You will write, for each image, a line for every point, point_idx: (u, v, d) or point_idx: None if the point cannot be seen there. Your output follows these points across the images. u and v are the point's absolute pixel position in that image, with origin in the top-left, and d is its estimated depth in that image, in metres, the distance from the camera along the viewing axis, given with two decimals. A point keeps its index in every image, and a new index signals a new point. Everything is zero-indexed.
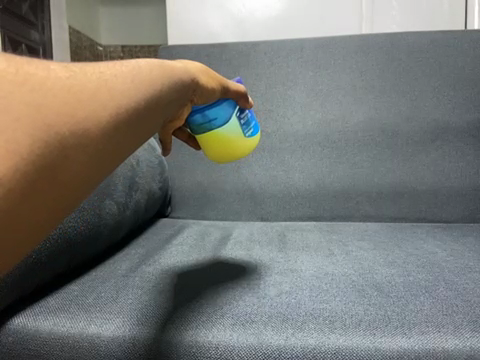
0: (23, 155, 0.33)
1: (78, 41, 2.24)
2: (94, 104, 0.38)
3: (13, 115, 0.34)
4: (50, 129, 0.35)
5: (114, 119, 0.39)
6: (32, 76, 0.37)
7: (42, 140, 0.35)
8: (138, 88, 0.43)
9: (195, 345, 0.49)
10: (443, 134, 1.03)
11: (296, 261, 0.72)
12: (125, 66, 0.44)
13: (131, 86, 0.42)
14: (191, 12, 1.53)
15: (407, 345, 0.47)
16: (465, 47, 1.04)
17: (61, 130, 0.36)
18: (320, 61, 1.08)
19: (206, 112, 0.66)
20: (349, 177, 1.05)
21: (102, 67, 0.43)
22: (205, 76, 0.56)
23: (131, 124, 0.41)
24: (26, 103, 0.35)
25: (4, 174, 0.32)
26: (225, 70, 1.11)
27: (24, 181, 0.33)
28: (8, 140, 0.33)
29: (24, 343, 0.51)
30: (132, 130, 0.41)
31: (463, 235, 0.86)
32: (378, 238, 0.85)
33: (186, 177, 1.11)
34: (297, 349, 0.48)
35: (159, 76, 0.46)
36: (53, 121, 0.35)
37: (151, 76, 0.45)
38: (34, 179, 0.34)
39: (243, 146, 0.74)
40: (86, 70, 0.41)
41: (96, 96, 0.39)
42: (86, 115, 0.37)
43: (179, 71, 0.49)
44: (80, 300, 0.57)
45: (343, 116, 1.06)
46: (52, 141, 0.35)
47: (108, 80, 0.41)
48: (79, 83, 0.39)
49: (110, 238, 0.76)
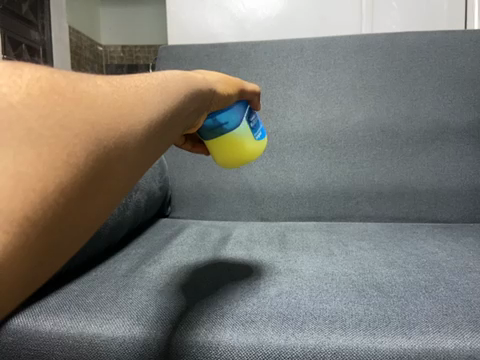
0: (79, 167, 0.33)
1: (78, 41, 2.25)
2: (133, 117, 0.37)
3: (71, 132, 0.34)
4: (100, 142, 0.34)
5: (150, 130, 0.38)
6: (83, 95, 0.36)
7: (93, 153, 0.34)
8: (166, 99, 0.42)
9: (195, 346, 0.49)
10: (443, 134, 1.03)
11: (296, 261, 0.72)
12: (154, 78, 0.43)
13: (161, 98, 0.41)
14: (192, 12, 1.53)
15: (407, 345, 0.47)
16: (464, 47, 1.04)
17: (108, 143, 0.35)
18: (320, 61, 1.08)
19: (217, 117, 0.66)
20: (349, 177, 1.05)
21: (135, 80, 0.42)
22: (221, 84, 0.55)
23: (163, 135, 0.40)
24: (81, 119, 0.35)
25: (65, 186, 0.32)
26: (225, 69, 1.11)
27: (78, 193, 0.32)
28: (68, 154, 0.33)
29: (25, 343, 0.51)
30: (163, 140, 0.40)
31: (462, 235, 0.86)
32: (378, 238, 0.85)
33: (187, 177, 1.11)
34: (297, 349, 0.48)
35: (183, 87, 0.45)
36: (102, 135, 0.35)
37: (176, 88, 0.44)
38: (87, 190, 0.33)
39: (252, 148, 0.74)
40: (123, 84, 0.40)
41: (136, 110, 0.38)
42: (127, 128, 0.36)
43: (199, 81, 0.49)
44: (80, 300, 0.57)
45: (343, 116, 1.06)
46: (102, 153, 0.34)
47: (144, 93, 0.40)
48: (119, 96, 0.38)
49: (110, 238, 0.75)
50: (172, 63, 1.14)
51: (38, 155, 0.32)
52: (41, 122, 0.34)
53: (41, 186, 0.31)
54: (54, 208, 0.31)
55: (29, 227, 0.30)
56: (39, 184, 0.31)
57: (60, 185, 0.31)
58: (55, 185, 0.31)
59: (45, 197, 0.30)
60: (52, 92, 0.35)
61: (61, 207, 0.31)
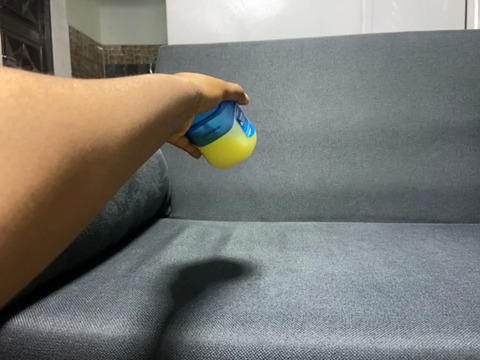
0: (53, 170, 0.32)
1: (78, 41, 2.26)
2: (113, 120, 0.37)
3: (44, 134, 0.33)
4: (76, 143, 0.34)
5: (130, 134, 0.38)
6: (58, 97, 0.36)
7: (69, 156, 0.33)
8: (148, 102, 0.41)
9: (195, 345, 0.49)
10: (443, 134, 1.03)
11: (296, 260, 0.72)
12: (136, 83, 0.42)
13: (143, 101, 0.40)
14: (192, 12, 1.53)
15: (407, 345, 0.47)
16: (464, 47, 1.04)
17: (84, 146, 0.34)
18: (320, 61, 1.08)
19: (209, 123, 0.67)
20: (349, 177, 1.05)
21: (117, 83, 0.41)
22: (207, 86, 0.55)
23: (145, 139, 0.39)
24: (55, 121, 0.34)
25: (37, 189, 0.32)
26: (224, 69, 1.11)
27: (51, 198, 0.32)
28: (40, 157, 0.32)
29: (24, 343, 0.51)
30: (145, 145, 0.39)
31: (462, 235, 0.86)
32: (378, 238, 0.85)
33: (187, 177, 1.11)
34: (297, 349, 0.48)
35: (169, 90, 0.44)
36: (79, 137, 0.34)
37: (161, 91, 0.43)
38: (61, 194, 0.33)
39: (245, 146, 0.75)
40: (102, 87, 0.39)
41: (115, 113, 0.37)
42: (106, 131, 0.36)
43: (186, 84, 0.48)
44: (80, 300, 0.57)
45: (343, 116, 1.06)
46: (78, 156, 0.34)
47: (125, 96, 0.39)
48: (98, 98, 0.37)
49: (110, 238, 0.75)
50: (172, 64, 1.14)
51: (8, 159, 0.32)
52: (11, 124, 0.33)
53: (10, 190, 0.31)
54: (25, 212, 0.31)
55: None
56: (9, 188, 0.31)
57: (31, 188, 0.31)
58: (26, 189, 0.31)
59: (15, 202, 0.31)
60: (24, 93, 0.35)
61: (32, 212, 0.31)
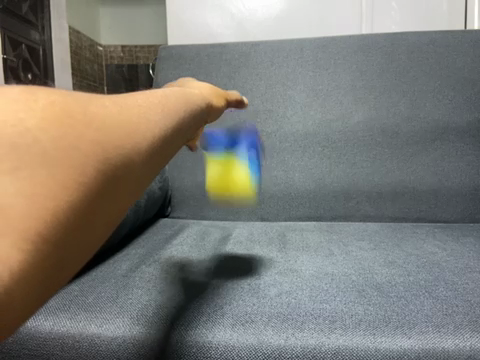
0: (89, 185, 0.30)
1: (78, 41, 2.28)
2: (139, 133, 0.35)
3: (81, 148, 0.30)
4: (111, 156, 0.32)
5: (154, 147, 0.36)
6: (91, 111, 0.33)
7: (101, 170, 0.31)
8: (167, 114, 0.39)
9: (195, 346, 0.48)
10: (443, 135, 1.03)
11: (296, 260, 0.72)
12: (154, 95, 0.41)
13: (162, 114, 0.39)
14: (190, 12, 1.54)
15: (407, 345, 0.47)
16: (464, 46, 1.04)
17: (117, 158, 0.32)
18: (320, 61, 1.08)
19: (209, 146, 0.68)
20: (348, 177, 1.05)
21: (138, 96, 0.39)
22: (213, 97, 0.54)
23: (165, 152, 0.37)
24: (91, 134, 0.31)
25: (73, 205, 0.28)
26: (225, 69, 1.11)
27: (86, 214, 0.29)
28: (79, 172, 0.29)
29: (24, 343, 0.51)
30: (164, 158, 0.38)
31: (462, 235, 0.86)
32: (378, 238, 0.85)
33: (186, 177, 1.11)
34: (297, 349, 0.48)
35: (183, 103, 0.43)
36: (111, 152, 0.32)
37: (175, 103, 0.41)
38: (93, 210, 0.30)
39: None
40: (127, 102, 0.37)
41: (141, 127, 0.35)
42: (134, 145, 0.34)
43: (196, 96, 0.48)
44: (80, 299, 0.57)
45: (343, 116, 1.06)
46: (110, 170, 0.31)
47: (147, 111, 0.38)
48: (126, 112, 0.35)
49: (110, 238, 0.75)
50: (172, 64, 1.14)
51: (48, 173, 0.28)
52: (52, 138, 0.29)
53: (52, 204, 0.27)
54: (62, 226, 0.28)
55: (38, 248, 0.26)
56: (50, 201, 0.27)
57: (69, 202, 0.28)
58: (64, 203, 0.28)
59: (55, 216, 0.27)
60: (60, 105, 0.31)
61: (68, 228, 0.28)
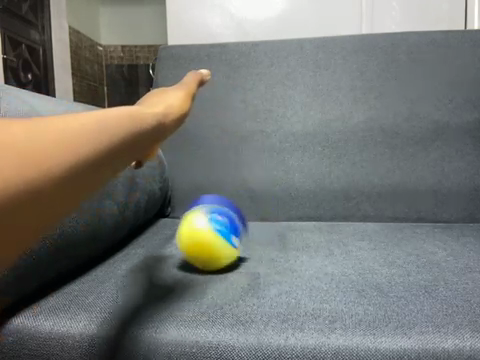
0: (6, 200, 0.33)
1: (76, 41, 2.32)
2: (75, 153, 0.38)
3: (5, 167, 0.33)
4: (17, 186, 0.34)
5: (89, 165, 0.38)
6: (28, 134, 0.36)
7: (21, 188, 0.34)
8: (102, 132, 0.40)
9: (195, 345, 0.49)
10: (443, 135, 1.03)
11: (296, 260, 0.72)
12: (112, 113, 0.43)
13: (110, 130, 0.40)
14: (190, 12, 1.54)
15: (407, 345, 0.47)
16: (465, 46, 1.04)
17: (23, 187, 0.34)
18: (320, 62, 1.08)
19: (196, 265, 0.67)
20: (348, 177, 1.05)
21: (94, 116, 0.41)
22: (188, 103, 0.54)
23: (103, 169, 0.40)
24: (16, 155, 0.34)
25: None
26: (225, 69, 1.11)
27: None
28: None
29: (24, 343, 0.50)
30: (103, 174, 0.40)
31: (463, 235, 0.86)
32: (378, 238, 0.85)
33: (186, 177, 1.11)
34: (297, 349, 0.48)
35: (135, 117, 0.43)
36: (35, 172, 0.35)
37: (122, 118, 0.42)
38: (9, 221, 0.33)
39: (194, 228, 0.65)
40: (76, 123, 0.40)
41: (78, 148, 0.38)
42: (64, 165, 0.36)
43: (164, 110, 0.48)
44: (80, 299, 0.57)
45: (343, 116, 1.06)
46: (31, 187, 0.34)
47: (95, 129, 0.40)
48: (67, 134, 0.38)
49: (110, 238, 0.76)
50: (172, 64, 1.14)
51: None
52: None
53: None
54: None
55: None
56: None
57: None
58: None
59: None
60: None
61: None
